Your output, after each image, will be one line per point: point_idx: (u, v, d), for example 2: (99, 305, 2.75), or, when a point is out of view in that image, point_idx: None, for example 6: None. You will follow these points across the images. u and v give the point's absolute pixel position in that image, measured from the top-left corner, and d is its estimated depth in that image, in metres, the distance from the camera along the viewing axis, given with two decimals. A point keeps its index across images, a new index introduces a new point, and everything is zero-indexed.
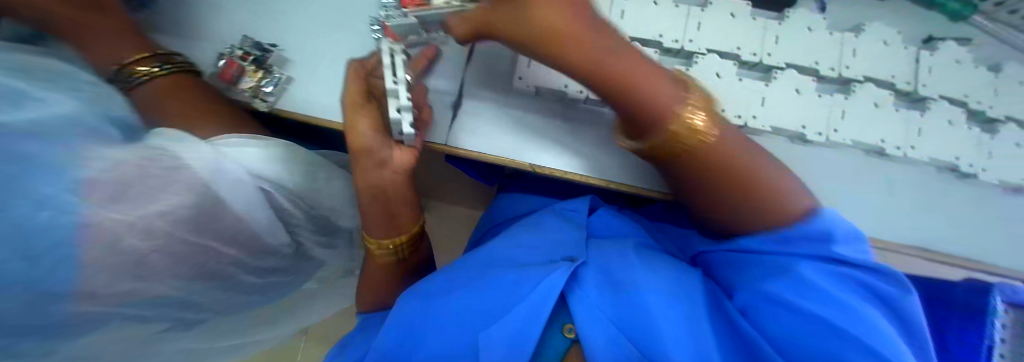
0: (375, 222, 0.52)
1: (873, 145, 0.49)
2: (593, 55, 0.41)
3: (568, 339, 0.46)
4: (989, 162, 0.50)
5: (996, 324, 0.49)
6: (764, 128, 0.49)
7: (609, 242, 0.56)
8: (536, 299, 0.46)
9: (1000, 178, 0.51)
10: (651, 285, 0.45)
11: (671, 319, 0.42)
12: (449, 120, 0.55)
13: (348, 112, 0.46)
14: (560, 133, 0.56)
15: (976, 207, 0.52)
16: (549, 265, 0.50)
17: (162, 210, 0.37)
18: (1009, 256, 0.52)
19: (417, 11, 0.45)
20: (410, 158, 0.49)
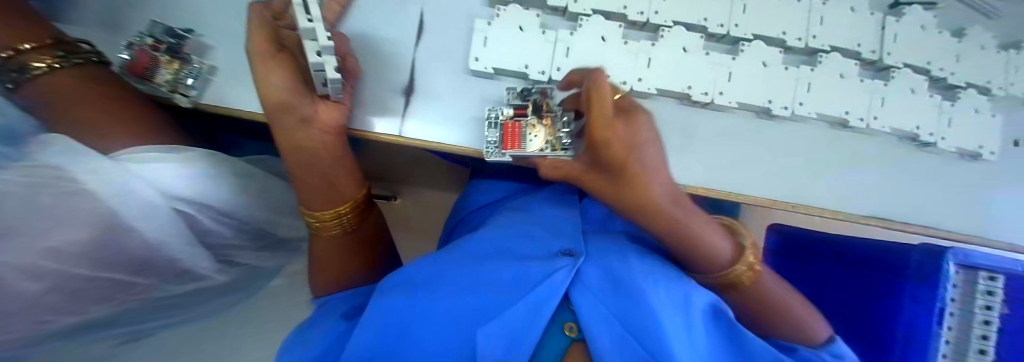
0: (312, 190, 0.47)
1: (837, 117, 0.49)
2: (687, 221, 0.39)
3: (568, 337, 0.43)
4: (947, 130, 0.51)
5: (947, 283, 0.52)
6: (730, 105, 0.48)
7: (604, 236, 0.55)
8: (539, 299, 0.43)
9: (959, 146, 0.51)
10: (653, 283, 0.44)
11: (676, 316, 0.42)
12: (402, 109, 0.52)
13: (257, 65, 0.41)
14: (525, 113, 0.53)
15: (943, 177, 0.52)
16: (549, 261, 0.48)
17: (53, 244, 0.27)
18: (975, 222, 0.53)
19: (512, 154, 0.46)
20: (338, 114, 0.47)
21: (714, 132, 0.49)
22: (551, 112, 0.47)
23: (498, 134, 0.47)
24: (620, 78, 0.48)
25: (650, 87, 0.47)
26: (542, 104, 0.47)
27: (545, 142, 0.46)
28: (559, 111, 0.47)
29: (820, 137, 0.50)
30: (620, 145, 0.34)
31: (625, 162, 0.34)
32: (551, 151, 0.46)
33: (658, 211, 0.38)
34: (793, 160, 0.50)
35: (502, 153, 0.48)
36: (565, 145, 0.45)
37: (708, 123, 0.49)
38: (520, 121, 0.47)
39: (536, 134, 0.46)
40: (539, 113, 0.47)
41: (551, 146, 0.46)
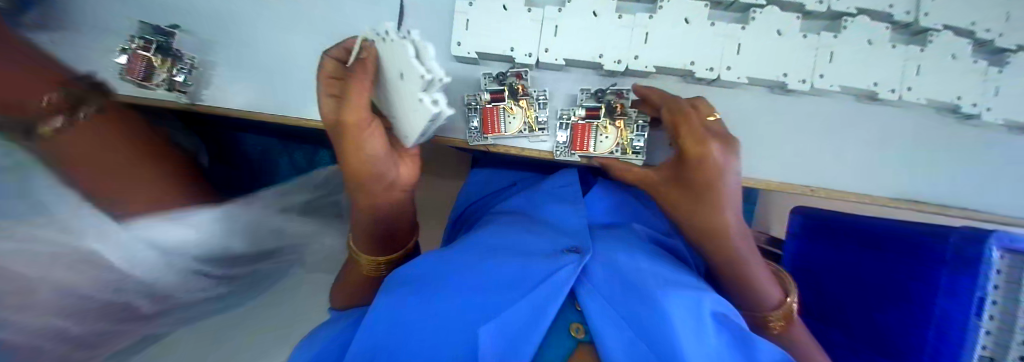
0: (368, 236, 0.46)
1: (864, 89, 0.43)
2: (732, 252, 0.40)
3: (575, 339, 0.40)
4: (994, 101, 0.44)
5: (991, 269, 0.47)
6: (739, 81, 0.43)
7: (611, 233, 0.52)
8: (543, 297, 0.41)
9: (1009, 118, 0.45)
10: (663, 283, 0.41)
11: (687, 315, 0.38)
12: None
13: (351, 134, 0.36)
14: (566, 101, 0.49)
15: (983, 152, 0.47)
16: (554, 258, 0.45)
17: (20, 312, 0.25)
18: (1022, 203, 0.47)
19: (581, 156, 0.47)
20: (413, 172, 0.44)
21: (721, 111, 0.45)
22: (626, 115, 0.46)
23: (572, 132, 0.47)
24: (615, 56, 0.44)
25: (647, 65, 0.44)
26: (518, 87, 0.46)
27: (616, 145, 0.46)
28: (636, 114, 0.46)
29: (841, 113, 0.45)
30: (708, 170, 0.36)
31: (711, 183, 0.37)
32: (527, 131, 0.48)
33: (727, 234, 0.39)
34: (814, 141, 0.45)
35: (483, 137, 0.48)
36: (637, 150, 0.46)
37: (714, 102, 0.45)
38: (592, 123, 0.46)
39: (514, 116, 0.46)
40: (516, 97, 0.46)
41: (620, 151, 0.47)
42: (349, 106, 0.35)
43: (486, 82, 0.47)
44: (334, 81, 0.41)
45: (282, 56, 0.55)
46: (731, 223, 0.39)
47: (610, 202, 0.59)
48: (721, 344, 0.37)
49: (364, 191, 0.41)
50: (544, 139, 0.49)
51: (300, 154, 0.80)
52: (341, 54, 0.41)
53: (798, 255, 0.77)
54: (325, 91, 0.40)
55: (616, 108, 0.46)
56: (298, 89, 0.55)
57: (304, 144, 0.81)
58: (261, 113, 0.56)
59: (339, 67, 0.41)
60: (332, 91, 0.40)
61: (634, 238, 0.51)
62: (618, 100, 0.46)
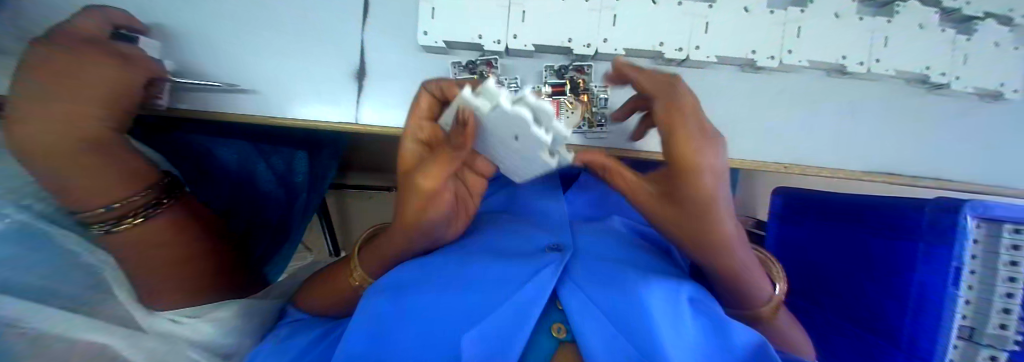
0: (380, 257, 0.45)
1: (833, 63, 0.43)
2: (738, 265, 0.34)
3: (556, 339, 0.40)
4: (962, 69, 0.44)
5: (969, 238, 0.47)
6: (707, 60, 0.43)
7: (591, 228, 0.52)
8: (527, 298, 0.40)
9: (976, 87, 0.45)
10: (640, 275, 0.40)
11: (666, 308, 0.38)
12: (365, 96, 0.53)
13: (417, 197, 0.32)
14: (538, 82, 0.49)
15: (950, 121, 0.47)
16: (538, 256, 0.43)
17: None
18: (991, 169, 0.48)
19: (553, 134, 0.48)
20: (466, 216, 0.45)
21: (691, 91, 0.45)
22: (588, 90, 0.47)
23: None
24: (585, 40, 0.44)
25: (616, 47, 0.44)
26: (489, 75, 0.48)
27: (582, 119, 0.47)
28: (598, 88, 0.47)
29: (809, 89, 0.45)
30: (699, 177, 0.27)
31: (696, 196, 0.28)
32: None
33: (728, 245, 0.31)
34: (787, 120, 0.45)
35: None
36: (601, 122, 0.48)
37: (684, 82, 0.45)
38: (559, 99, 0.46)
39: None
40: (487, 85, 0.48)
41: (586, 125, 0.47)
42: (427, 171, 0.31)
43: (456, 71, 0.50)
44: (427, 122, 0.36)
45: (252, 53, 0.54)
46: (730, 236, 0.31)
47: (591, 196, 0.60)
48: (698, 332, 0.38)
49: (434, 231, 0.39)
50: None
51: (277, 159, 0.82)
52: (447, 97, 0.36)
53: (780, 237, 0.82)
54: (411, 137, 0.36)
55: (579, 87, 0.47)
56: (272, 88, 0.54)
57: (280, 146, 0.82)
58: (232, 115, 0.55)
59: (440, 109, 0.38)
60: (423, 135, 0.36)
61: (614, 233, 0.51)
62: (580, 76, 0.47)
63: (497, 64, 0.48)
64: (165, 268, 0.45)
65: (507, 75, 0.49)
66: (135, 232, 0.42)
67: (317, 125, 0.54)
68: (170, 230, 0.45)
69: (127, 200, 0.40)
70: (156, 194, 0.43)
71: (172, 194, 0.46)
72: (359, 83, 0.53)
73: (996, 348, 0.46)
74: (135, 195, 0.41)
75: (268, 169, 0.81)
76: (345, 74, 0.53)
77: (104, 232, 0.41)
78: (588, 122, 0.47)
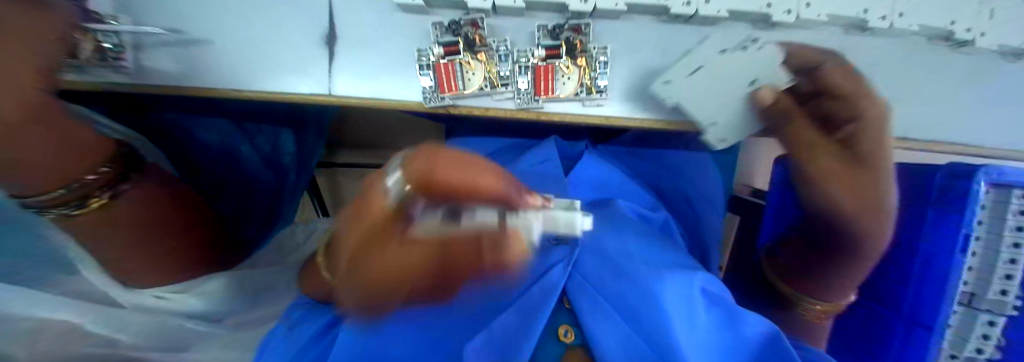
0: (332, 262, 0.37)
1: (853, 18, 0.41)
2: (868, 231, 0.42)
3: (563, 344, 0.37)
4: (990, 25, 0.41)
5: (976, 205, 0.47)
6: (718, 14, 0.41)
7: (601, 211, 0.50)
8: (534, 301, 0.38)
9: (1001, 43, 0.41)
10: (650, 266, 0.39)
11: (679, 298, 0.37)
12: (341, 65, 0.48)
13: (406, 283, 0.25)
14: (531, 45, 0.46)
15: (968, 81, 0.44)
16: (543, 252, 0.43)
17: None
18: (1001, 132, 0.46)
19: (549, 100, 0.47)
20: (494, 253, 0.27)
21: (695, 48, 0.44)
22: (587, 52, 0.44)
23: (533, 77, 0.46)
24: None
25: (617, 2, 0.41)
26: (475, 37, 0.45)
27: (579, 85, 0.46)
28: (596, 50, 0.44)
29: (821, 46, 0.43)
30: (876, 141, 0.38)
31: (877, 156, 0.38)
32: (490, 88, 0.47)
33: (859, 202, 0.39)
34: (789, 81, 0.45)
35: (441, 97, 0.47)
36: (602, 88, 0.45)
37: (691, 40, 0.44)
38: (553, 63, 0.44)
39: (474, 72, 0.46)
40: (474, 49, 0.45)
41: (584, 91, 0.46)
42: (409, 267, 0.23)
43: (438, 33, 0.45)
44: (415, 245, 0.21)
45: (212, 19, 0.49)
46: (876, 194, 0.39)
47: (592, 177, 0.58)
48: (711, 323, 0.37)
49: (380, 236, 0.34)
50: (507, 96, 0.48)
51: (263, 139, 0.77)
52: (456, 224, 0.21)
53: None
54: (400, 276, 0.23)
55: (576, 49, 0.44)
56: (241, 60, 0.50)
57: (264, 124, 0.76)
58: (212, 90, 0.51)
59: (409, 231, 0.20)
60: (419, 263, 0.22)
61: (623, 219, 0.48)
62: (576, 36, 0.44)
63: (483, 24, 0.44)
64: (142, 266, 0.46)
65: (499, 36, 0.46)
66: (106, 212, 0.38)
67: (293, 99, 0.50)
68: (143, 207, 0.42)
69: (77, 184, 0.34)
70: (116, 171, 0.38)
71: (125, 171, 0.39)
72: (336, 51, 0.48)
73: (994, 313, 0.52)
74: (100, 166, 0.36)
75: (253, 150, 0.76)
76: (319, 39, 0.48)
77: (61, 216, 0.36)
78: (585, 87, 0.46)
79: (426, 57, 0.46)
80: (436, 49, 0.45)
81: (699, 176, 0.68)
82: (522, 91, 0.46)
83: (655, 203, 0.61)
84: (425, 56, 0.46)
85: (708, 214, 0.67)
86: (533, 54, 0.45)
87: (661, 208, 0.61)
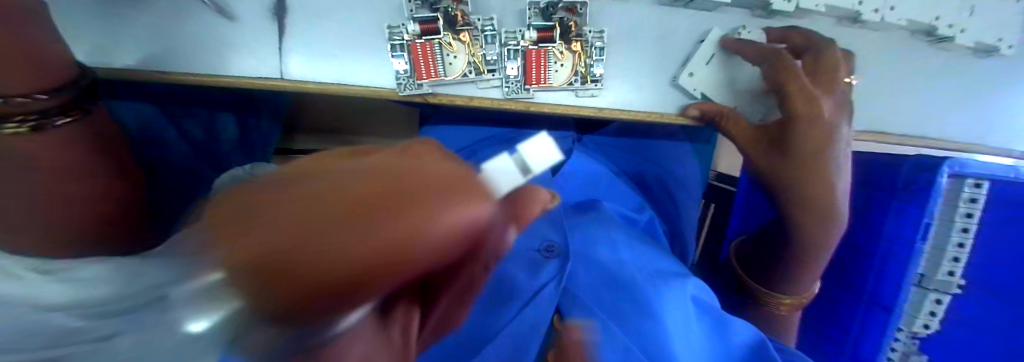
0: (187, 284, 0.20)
1: (849, 8, 0.42)
2: (820, 217, 0.43)
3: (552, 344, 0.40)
4: (968, 22, 0.43)
5: (938, 194, 0.50)
6: (719, 0, 0.42)
7: (584, 217, 0.51)
8: (523, 327, 0.37)
9: (976, 40, 0.44)
10: (643, 278, 0.42)
11: (678, 311, 0.40)
12: (297, 41, 0.42)
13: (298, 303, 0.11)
14: (522, 24, 0.42)
15: (942, 75, 0.46)
16: (535, 264, 0.42)
17: None
18: (965, 124, 0.50)
19: (539, 90, 0.44)
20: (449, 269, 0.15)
21: (687, 35, 0.45)
22: (582, 36, 0.42)
23: (524, 63, 0.42)
24: None
25: None
26: (456, 14, 0.39)
27: (574, 73, 0.43)
28: (593, 36, 0.42)
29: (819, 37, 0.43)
30: (818, 128, 0.40)
31: (820, 140, 0.40)
32: (475, 73, 0.43)
33: (814, 175, 0.41)
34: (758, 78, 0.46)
35: (418, 84, 0.42)
36: (597, 77, 0.44)
37: (686, 27, 0.44)
38: (546, 48, 0.41)
39: (456, 54, 0.42)
40: (456, 29, 0.40)
41: (578, 79, 0.44)
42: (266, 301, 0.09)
43: (414, 7, 0.40)
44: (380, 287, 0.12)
45: None
46: (826, 175, 0.40)
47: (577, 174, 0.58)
48: (703, 331, 0.41)
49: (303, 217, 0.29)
50: (493, 83, 0.44)
51: (193, 123, 0.64)
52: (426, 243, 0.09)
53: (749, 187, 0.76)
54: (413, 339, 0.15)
55: (571, 35, 0.41)
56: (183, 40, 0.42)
57: (194, 107, 0.65)
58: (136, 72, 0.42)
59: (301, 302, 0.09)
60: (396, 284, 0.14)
61: (611, 222, 0.50)
62: (571, 16, 0.41)
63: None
64: (95, 237, 0.33)
65: (487, 14, 0.41)
66: None
67: (235, 81, 0.43)
68: None
69: (25, 99, 0.30)
70: (65, 102, 0.32)
71: (85, 106, 0.34)
72: (290, 25, 0.42)
73: (941, 293, 0.56)
74: None
75: (182, 137, 0.63)
76: (268, 10, 0.41)
77: None
78: (580, 76, 0.44)
79: (398, 35, 0.41)
80: (412, 28, 0.40)
81: (680, 168, 0.68)
82: (512, 77, 0.42)
83: (641, 202, 0.60)
84: (401, 34, 0.41)
85: (689, 207, 0.67)
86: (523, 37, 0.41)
87: (646, 208, 0.60)
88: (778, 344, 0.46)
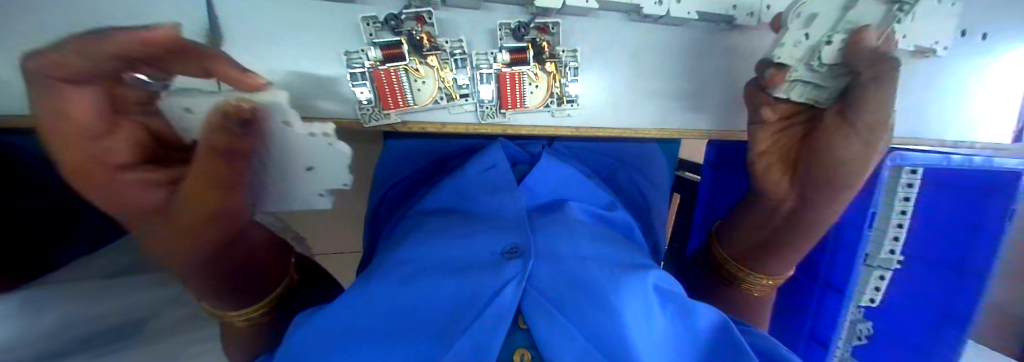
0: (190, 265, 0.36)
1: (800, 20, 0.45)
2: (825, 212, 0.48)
3: (523, 330, 0.38)
4: (911, 28, 0.46)
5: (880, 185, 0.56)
6: (688, 15, 0.45)
7: (551, 217, 0.51)
8: (484, 329, 0.35)
9: (916, 44, 0.48)
10: (606, 269, 0.42)
11: (640, 307, 0.38)
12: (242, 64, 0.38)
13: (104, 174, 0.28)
14: (493, 45, 0.42)
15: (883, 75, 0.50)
16: (496, 266, 0.41)
17: None
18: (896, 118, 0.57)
19: (515, 113, 0.45)
20: (127, 155, 0.29)
21: (659, 48, 0.48)
22: (555, 57, 0.43)
23: (498, 87, 0.43)
24: None
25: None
26: (422, 37, 0.38)
27: (549, 94, 0.45)
28: (566, 56, 0.43)
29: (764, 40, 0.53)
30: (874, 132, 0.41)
31: (868, 143, 0.42)
32: (446, 99, 0.44)
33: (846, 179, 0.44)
34: (792, 68, 0.46)
35: (385, 113, 0.42)
36: (572, 97, 0.46)
37: (658, 40, 0.48)
38: (519, 70, 0.42)
39: (424, 80, 0.41)
40: (421, 53, 0.39)
41: (554, 100, 0.45)
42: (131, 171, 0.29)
43: (373, 30, 0.39)
44: (142, 141, 0.30)
45: None
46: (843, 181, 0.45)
47: (546, 180, 0.57)
48: (668, 320, 0.40)
49: (206, 306, 0.40)
50: (467, 107, 0.45)
51: None
52: (159, 74, 0.31)
53: (711, 184, 0.79)
54: (70, 133, 0.26)
55: (544, 56, 0.43)
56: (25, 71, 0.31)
57: None
58: (18, 117, 0.34)
59: (150, 126, 0.32)
60: (150, 174, 0.30)
61: (579, 223, 0.50)
62: (542, 36, 0.42)
63: (430, 20, 0.38)
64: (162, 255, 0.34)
65: (457, 34, 0.41)
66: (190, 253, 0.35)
67: None
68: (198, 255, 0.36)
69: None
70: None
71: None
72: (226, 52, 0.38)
73: (883, 269, 0.63)
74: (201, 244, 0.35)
75: None
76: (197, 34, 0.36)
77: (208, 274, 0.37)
78: (556, 97, 0.45)
79: (358, 62, 0.40)
80: (378, 57, 0.39)
81: (647, 167, 0.72)
82: (487, 102, 0.44)
83: (613, 201, 0.60)
84: (366, 61, 0.40)
85: (657, 202, 0.71)
86: (496, 61, 0.42)
87: (618, 205, 0.60)
88: (746, 326, 0.47)
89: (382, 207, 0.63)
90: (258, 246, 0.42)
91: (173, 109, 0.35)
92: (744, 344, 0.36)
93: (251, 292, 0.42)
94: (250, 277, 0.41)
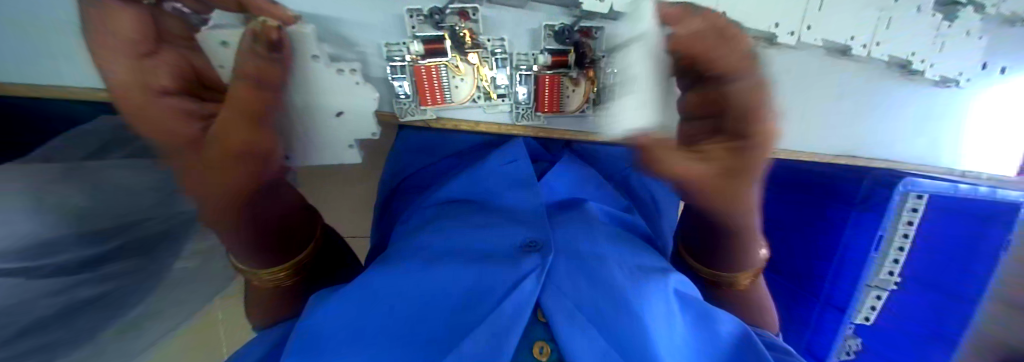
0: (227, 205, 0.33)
1: (842, 43, 0.49)
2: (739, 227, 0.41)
3: (541, 323, 0.38)
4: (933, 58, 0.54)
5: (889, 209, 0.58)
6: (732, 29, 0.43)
7: (568, 215, 0.50)
8: (501, 321, 0.34)
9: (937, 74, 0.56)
10: (625, 269, 0.41)
11: (661, 309, 0.38)
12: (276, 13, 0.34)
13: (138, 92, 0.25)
14: (537, 44, 0.42)
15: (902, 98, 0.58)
16: (514, 260, 0.40)
17: None
18: (915, 143, 0.63)
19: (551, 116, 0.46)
20: (166, 73, 0.27)
21: None
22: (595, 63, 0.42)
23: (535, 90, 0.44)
24: None
25: None
26: (463, 34, 0.38)
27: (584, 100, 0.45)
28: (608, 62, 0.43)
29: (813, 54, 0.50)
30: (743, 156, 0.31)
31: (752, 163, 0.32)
32: (483, 98, 0.44)
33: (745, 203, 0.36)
34: None
35: (421, 108, 0.43)
36: None
37: None
38: (560, 73, 0.43)
39: (462, 77, 0.41)
40: (463, 50, 0.39)
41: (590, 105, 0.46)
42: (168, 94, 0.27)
43: (416, 23, 0.38)
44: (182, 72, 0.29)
45: None
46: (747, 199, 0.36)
47: (562, 181, 0.56)
48: (688, 326, 0.39)
49: (240, 264, 0.41)
50: (502, 108, 0.45)
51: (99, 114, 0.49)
52: (198, 6, 0.30)
53: None
54: (115, 42, 0.24)
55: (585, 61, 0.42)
56: None
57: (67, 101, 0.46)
58: None
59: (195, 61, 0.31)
60: (190, 104, 0.28)
61: (596, 221, 0.50)
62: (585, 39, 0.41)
63: (473, 16, 0.38)
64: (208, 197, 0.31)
65: (505, 32, 0.41)
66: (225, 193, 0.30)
67: None
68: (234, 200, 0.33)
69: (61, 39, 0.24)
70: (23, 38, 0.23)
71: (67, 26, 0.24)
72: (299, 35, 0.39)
73: (881, 289, 0.64)
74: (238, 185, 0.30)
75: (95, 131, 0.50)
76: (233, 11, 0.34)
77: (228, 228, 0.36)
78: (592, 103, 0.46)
79: (398, 55, 0.39)
80: (418, 51, 0.38)
81: None
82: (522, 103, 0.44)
83: (628, 205, 0.61)
84: (407, 55, 0.39)
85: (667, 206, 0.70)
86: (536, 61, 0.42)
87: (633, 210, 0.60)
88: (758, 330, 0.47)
89: (399, 198, 0.63)
90: (284, 209, 0.40)
91: (211, 42, 0.32)
92: (764, 350, 0.37)
93: (278, 253, 0.41)
94: (275, 236, 0.39)
